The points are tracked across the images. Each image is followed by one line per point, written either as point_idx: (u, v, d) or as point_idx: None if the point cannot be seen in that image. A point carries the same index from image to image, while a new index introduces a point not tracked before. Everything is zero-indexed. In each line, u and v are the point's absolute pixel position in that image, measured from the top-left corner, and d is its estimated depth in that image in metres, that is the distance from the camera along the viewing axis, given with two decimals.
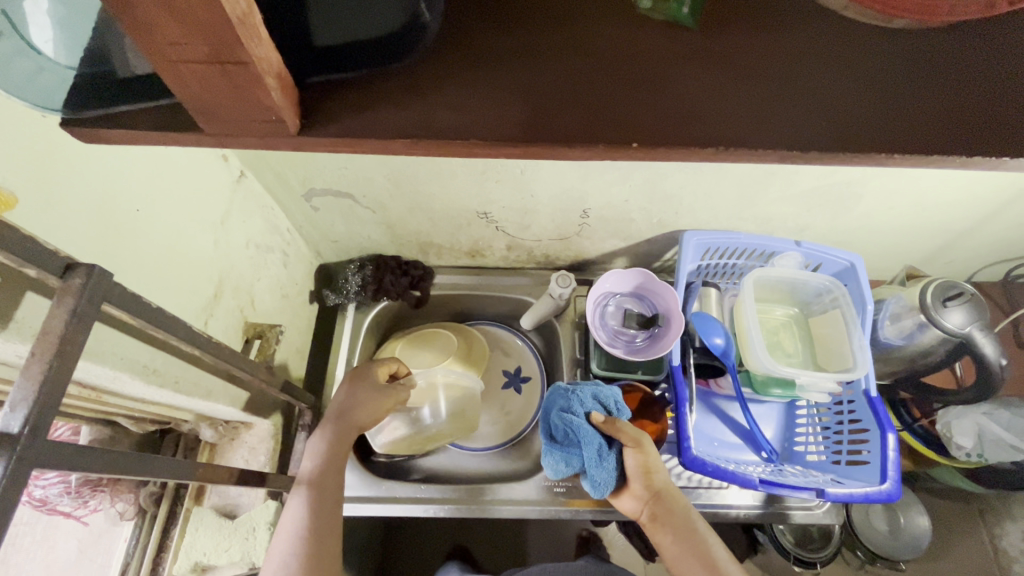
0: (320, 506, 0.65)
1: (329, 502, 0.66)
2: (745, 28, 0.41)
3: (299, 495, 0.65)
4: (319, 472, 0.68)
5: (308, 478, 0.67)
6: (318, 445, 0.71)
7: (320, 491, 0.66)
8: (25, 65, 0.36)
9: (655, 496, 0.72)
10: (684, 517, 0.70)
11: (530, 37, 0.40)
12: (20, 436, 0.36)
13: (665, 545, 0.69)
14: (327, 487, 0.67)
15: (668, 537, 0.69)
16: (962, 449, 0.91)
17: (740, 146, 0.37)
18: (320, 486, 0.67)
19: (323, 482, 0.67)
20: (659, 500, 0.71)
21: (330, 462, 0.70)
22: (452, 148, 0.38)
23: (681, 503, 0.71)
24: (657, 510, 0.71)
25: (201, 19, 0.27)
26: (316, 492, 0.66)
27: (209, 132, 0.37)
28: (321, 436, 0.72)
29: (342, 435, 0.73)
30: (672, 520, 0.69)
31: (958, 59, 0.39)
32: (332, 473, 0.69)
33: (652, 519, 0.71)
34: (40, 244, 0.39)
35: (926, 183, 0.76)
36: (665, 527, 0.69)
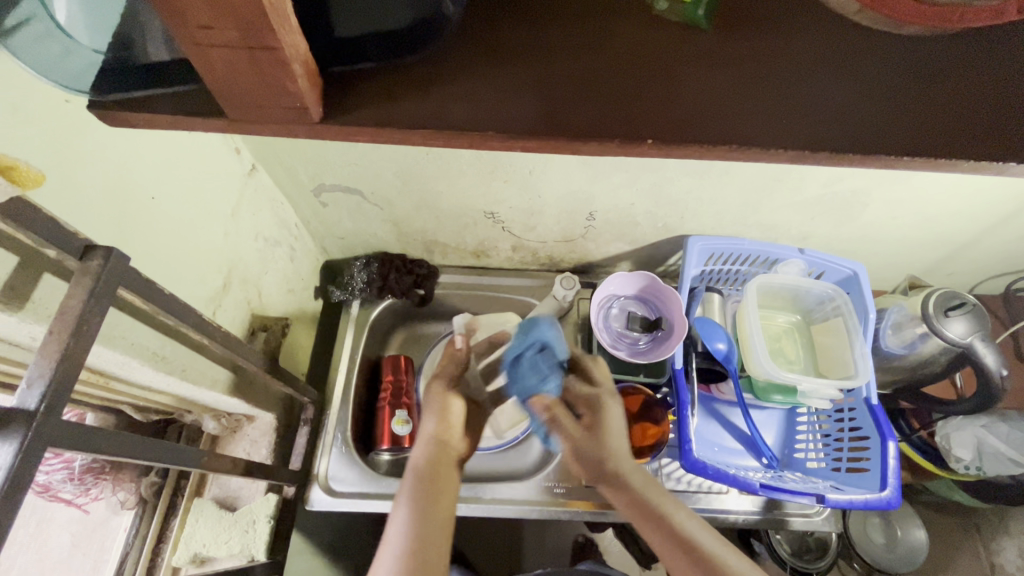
0: (423, 509, 0.60)
1: (433, 507, 0.61)
2: (758, 32, 0.42)
3: (405, 501, 0.62)
4: (423, 480, 0.64)
5: (412, 487, 0.63)
6: (421, 455, 0.67)
7: (424, 494, 0.62)
8: (52, 46, 0.36)
9: (614, 481, 0.64)
10: (662, 510, 0.61)
11: (547, 34, 0.41)
12: (37, 412, 0.37)
13: (653, 545, 0.60)
14: (433, 492, 0.63)
15: (655, 535, 0.60)
16: (961, 461, 0.91)
17: (751, 145, 0.38)
18: (425, 490, 0.62)
19: (429, 489, 0.63)
20: (635, 498, 0.63)
21: (433, 469, 0.65)
22: (469, 141, 0.39)
23: (654, 493, 0.63)
24: (635, 509, 0.62)
25: (234, 4, 0.28)
26: (420, 498, 0.62)
27: (232, 118, 0.38)
28: (421, 448, 0.68)
29: (440, 446, 0.68)
30: (653, 515, 0.61)
31: (966, 67, 0.40)
32: (438, 480, 0.64)
33: (633, 516, 0.63)
34: (61, 225, 0.40)
35: (930, 193, 0.76)
36: (650, 522, 0.61)
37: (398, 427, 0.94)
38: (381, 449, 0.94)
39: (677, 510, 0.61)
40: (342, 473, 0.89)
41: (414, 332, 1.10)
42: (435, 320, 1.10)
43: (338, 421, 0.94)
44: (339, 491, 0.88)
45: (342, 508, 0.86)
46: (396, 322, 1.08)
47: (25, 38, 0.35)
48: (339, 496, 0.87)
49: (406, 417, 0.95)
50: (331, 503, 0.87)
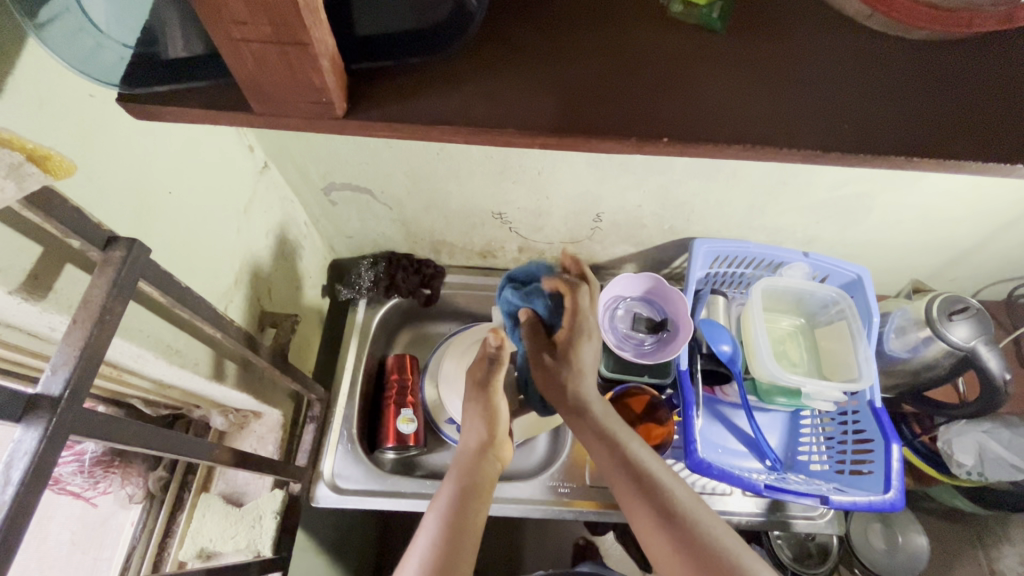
0: (457, 520, 0.61)
1: (467, 521, 0.62)
2: (770, 34, 0.42)
3: (442, 505, 0.64)
4: (462, 491, 0.65)
5: (452, 494, 0.65)
6: (464, 463, 0.69)
7: (460, 505, 0.63)
8: (85, 41, 0.38)
9: (605, 443, 0.67)
10: (657, 488, 0.62)
11: (564, 35, 0.42)
12: (61, 398, 0.38)
13: (637, 515, 0.62)
14: (469, 504, 0.64)
15: (646, 511, 0.61)
16: (962, 467, 0.91)
17: (763, 144, 0.38)
18: (462, 501, 0.64)
19: (467, 502, 0.64)
20: (631, 467, 0.64)
21: (473, 480, 0.67)
22: (486, 138, 0.40)
23: (651, 468, 0.64)
24: (628, 484, 0.64)
25: (269, 0, 0.29)
26: (457, 508, 0.63)
27: (258, 111, 0.39)
28: (467, 456, 0.71)
29: (483, 455, 0.70)
30: (647, 491, 0.62)
31: (974, 71, 0.41)
32: (477, 495, 0.65)
33: (622, 482, 0.64)
34: (85, 217, 0.41)
35: (935, 198, 0.77)
36: (641, 495, 0.62)
37: (402, 426, 0.94)
38: (386, 447, 0.94)
39: (675, 489, 0.62)
40: (348, 471, 0.90)
41: (419, 332, 1.11)
42: (441, 320, 1.11)
43: (344, 419, 0.94)
44: (344, 488, 0.88)
45: (347, 505, 0.87)
46: (402, 321, 1.09)
47: (57, 32, 0.36)
48: (343, 493, 0.88)
49: (411, 416, 0.95)
50: (336, 500, 0.87)
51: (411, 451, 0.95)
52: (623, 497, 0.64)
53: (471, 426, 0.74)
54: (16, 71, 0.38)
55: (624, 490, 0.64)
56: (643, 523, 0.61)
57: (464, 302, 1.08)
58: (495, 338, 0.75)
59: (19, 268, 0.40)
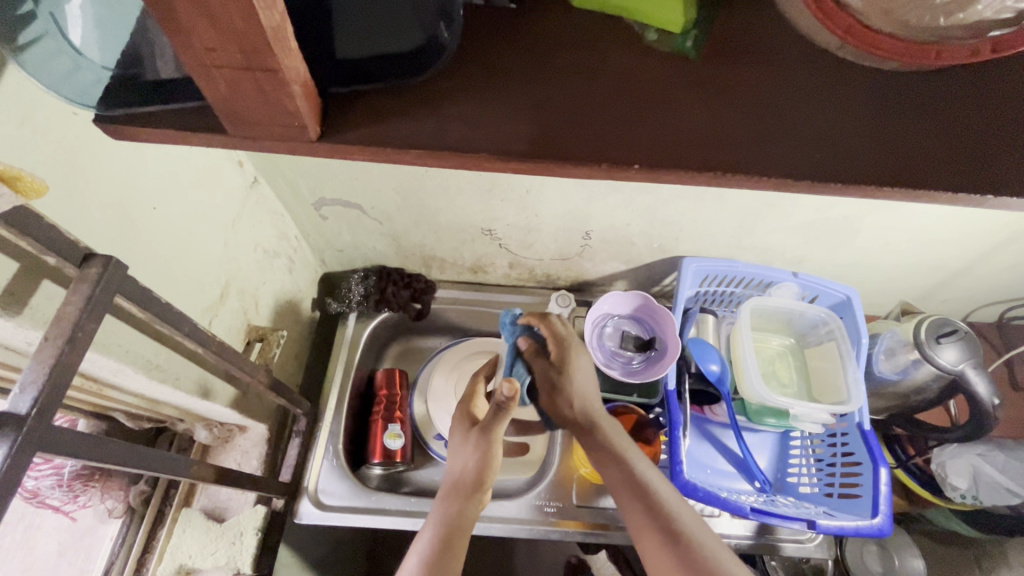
0: (436, 564, 0.61)
1: (442, 575, 0.60)
2: (743, 62, 0.43)
3: (419, 555, 0.62)
4: (441, 540, 0.63)
5: (430, 543, 0.63)
6: (449, 503, 0.67)
7: (443, 548, 0.63)
8: (64, 63, 0.38)
9: (623, 470, 0.68)
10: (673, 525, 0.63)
11: (540, 60, 0.43)
12: (28, 417, 0.38)
13: (637, 519, 0.65)
14: (446, 556, 0.62)
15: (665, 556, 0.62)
16: (956, 490, 0.89)
17: (733, 171, 0.39)
18: (444, 549, 0.63)
19: (444, 551, 0.63)
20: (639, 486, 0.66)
21: (451, 529, 0.65)
22: (460, 161, 0.40)
23: (666, 502, 0.65)
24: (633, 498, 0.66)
25: (238, 29, 0.30)
26: (435, 556, 0.62)
27: (232, 134, 0.39)
28: (449, 497, 0.68)
29: (465, 498, 0.67)
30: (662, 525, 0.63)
31: (943, 101, 0.42)
32: (455, 544, 0.64)
33: (620, 485, 0.68)
34: (61, 233, 0.41)
35: (921, 221, 0.78)
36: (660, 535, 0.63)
37: (389, 441, 0.93)
38: (373, 463, 0.93)
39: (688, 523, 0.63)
40: (333, 487, 0.89)
41: (409, 346, 1.10)
42: (431, 334, 1.10)
43: (330, 435, 0.93)
44: (327, 504, 0.87)
45: (332, 521, 0.86)
46: (391, 335, 1.09)
47: (38, 54, 0.37)
48: (327, 509, 0.87)
49: (399, 431, 0.94)
50: (320, 517, 0.86)
51: (398, 467, 0.95)
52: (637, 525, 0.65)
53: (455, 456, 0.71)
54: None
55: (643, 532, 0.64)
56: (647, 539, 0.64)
57: (454, 317, 1.08)
58: (507, 391, 0.64)
59: None
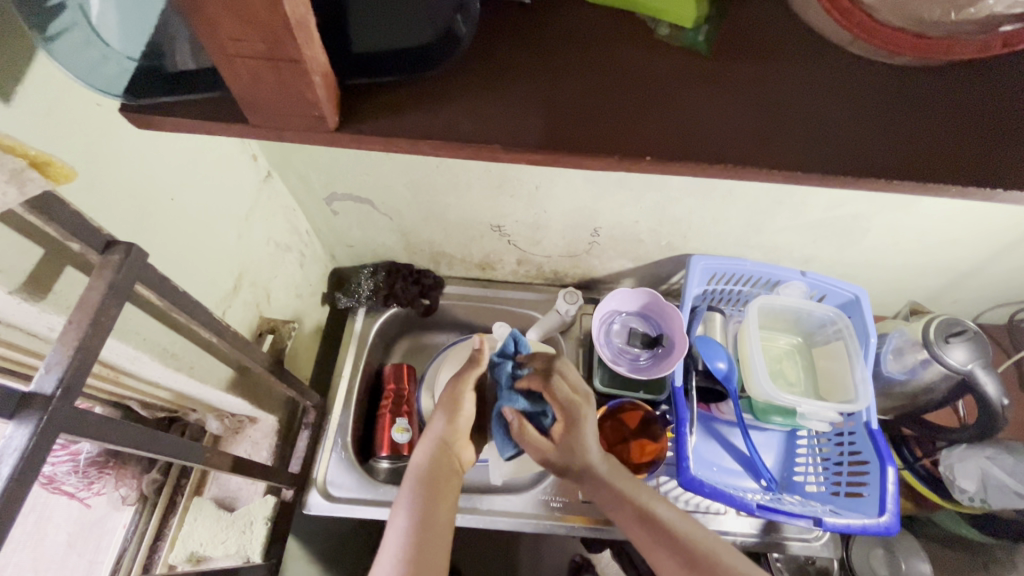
0: (425, 513, 0.61)
1: (434, 518, 0.61)
2: (754, 56, 0.44)
3: (408, 506, 0.63)
4: (426, 486, 0.65)
5: (415, 494, 0.64)
6: (428, 457, 0.69)
7: (429, 498, 0.63)
8: (92, 54, 0.38)
9: (613, 497, 0.70)
10: (667, 529, 0.66)
11: (554, 53, 0.44)
12: (53, 397, 0.39)
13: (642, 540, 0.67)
14: (433, 500, 0.63)
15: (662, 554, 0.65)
16: (964, 493, 0.87)
17: (745, 164, 0.39)
18: (428, 498, 0.63)
19: (431, 495, 0.64)
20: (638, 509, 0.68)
21: (435, 477, 0.66)
22: (475, 152, 0.41)
23: (657, 508, 0.68)
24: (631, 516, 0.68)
25: (264, 20, 0.31)
26: (421, 509, 0.62)
27: (254, 125, 0.40)
28: (428, 451, 0.69)
29: (444, 450, 0.70)
30: (658, 532, 0.66)
31: (953, 96, 0.42)
32: (440, 491, 0.65)
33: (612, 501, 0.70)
34: (85, 221, 0.42)
35: (930, 220, 0.78)
36: (653, 536, 0.66)
37: (397, 435, 0.94)
38: (381, 456, 0.94)
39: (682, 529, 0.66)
40: (340, 479, 0.89)
41: (417, 341, 1.11)
42: (438, 330, 1.11)
43: (338, 428, 0.94)
44: (335, 495, 0.88)
45: (339, 512, 0.86)
46: (400, 331, 1.09)
47: (67, 46, 0.37)
48: (335, 500, 0.88)
49: (406, 425, 0.95)
50: (328, 508, 0.87)
51: (405, 461, 0.96)
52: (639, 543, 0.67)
53: (436, 418, 0.74)
54: (25, 81, 0.39)
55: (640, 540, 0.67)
56: (658, 555, 0.65)
57: (462, 314, 1.09)
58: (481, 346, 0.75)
59: (20, 269, 0.41)
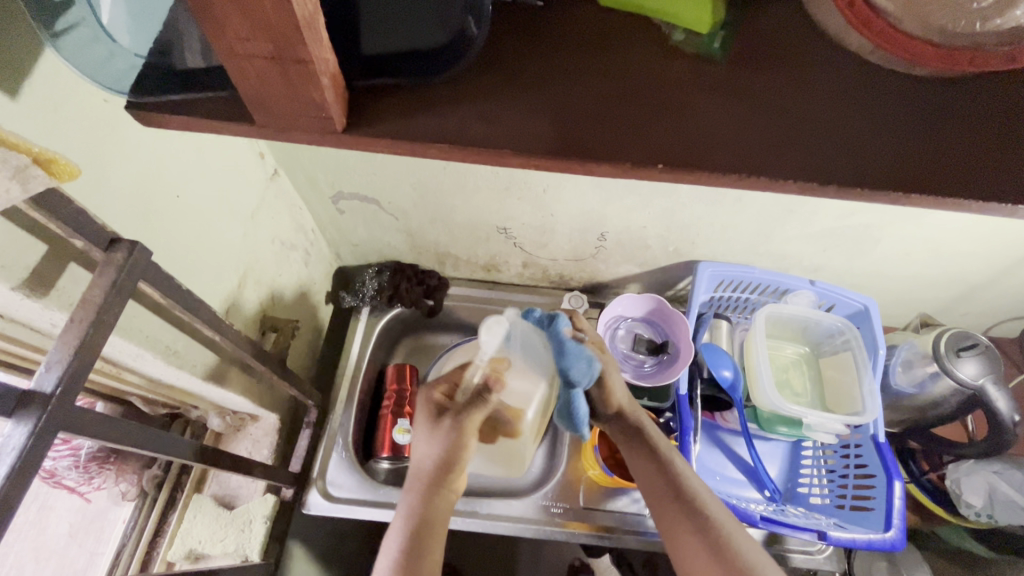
0: (413, 558, 0.55)
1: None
2: (773, 64, 0.43)
3: (395, 546, 0.56)
4: (413, 538, 0.56)
5: (404, 535, 0.57)
6: (420, 491, 0.58)
7: (417, 543, 0.56)
8: (99, 49, 0.39)
9: (648, 466, 0.67)
10: (703, 513, 0.61)
11: (568, 56, 0.43)
12: (53, 396, 0.39)
13: (676, 525, 0.62)
14: (417, 558, 0.55)
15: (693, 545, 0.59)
16: (971, 508, 0.86)
17: (759, 174, 0.38)
18: (417, 542, 0.56)
19: (416, 550, 0.56)
20: (678, 492, 0.63)
21: (422, 525, 0.57)
22: (484, 156, 0.40)
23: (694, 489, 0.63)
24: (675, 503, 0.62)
25: (272, 20, 0.30)
26: (408, 554, 0.55)
27: (261, 125, 0.40)
28: (417, 489, 0.59)
29: (433, 488, 0.58)
30: (692, 514, 0.61)
31: (975, 109, 0.41)
32: (430, 544, 0.57)
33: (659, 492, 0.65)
34: (89, 218, 0.42)
35: (943, 232, 0.76)
36: (687, 522, 0.61)
37: (398, 435, 0.94)
38: (381, 456, 0.94)
39: (722, 520, 0.60)
40: (341, 479, 0.89)
41: (420, 342, 1.11)
42: (442, 331, 1.10)
43: (340, 428, 0.94)
44: (334, 495, 0.88)
45: (339, 513, 0.86)
46: (403, 331, 1.09)
47: (73, 42, 0.37)
48: (334, 501, 0.87)
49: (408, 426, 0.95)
50: (328, 508, 0.87)
51: (406, 462, 0.96)
52: (664, 522, 0.63)
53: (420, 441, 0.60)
54: (32, 76, 0.39)
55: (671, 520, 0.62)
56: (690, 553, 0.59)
57: (466, 315, 1.08)
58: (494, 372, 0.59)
59: (22, 266, 0.41)
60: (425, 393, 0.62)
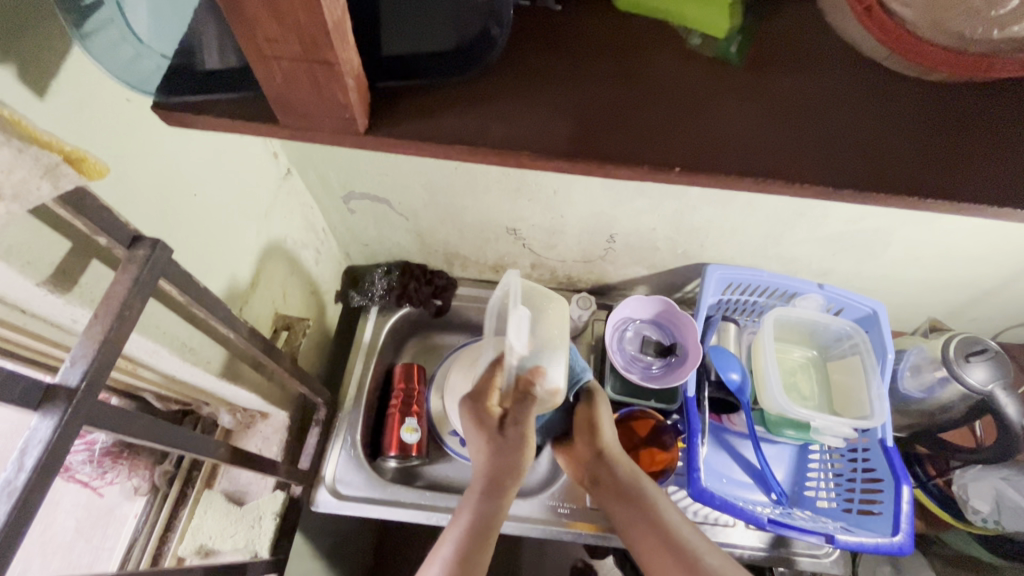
0: (466, 554, 0.61)
1: (472, 568, 0.60)
2: (788, 68, 0.43)
3: (450, 545, 0.63)
4: (474, 534, 0.63)
5: (461, 534, 0.63)
6: (476, 498, 0.67)
7: (472, 540, 0.63)
8: (127, 50, 0.39)
9: (640, 503, 0.70)
10: (684, 546, 0.65)
11: (584, 59, 0.43)
12: (77, 390, 0.39)
13: (636, 536, 0.69)
14: (477, 548, 0.62)
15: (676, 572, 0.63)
16: (977, 513, 0.86)
17: (775, 177, 0.38)
18: (473, 541, 0.63)
19: (476, 543, 0.63)
20: (664, 528, 0.67)
21: (484, 524, 0.65)
22: (502, 158, 0.40)
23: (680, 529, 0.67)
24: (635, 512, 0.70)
25: (302, 23, 0.31)
26: (463, 549, 0.62)
27: (283, 125, 0.40)
28: (480, 495, 0.68)
29: (496, 494, 0.68)
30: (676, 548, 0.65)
31: (989, 114, 0.41)
32: (488, 540, 0.64)
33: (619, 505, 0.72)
34: (114, 215, 0.42)
35: (953, 237, 0.76)
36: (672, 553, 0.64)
37: (406, 435, 0.94)
38: (389, 456, 0.95)
39: (704, 552, 0.64)
40: (349, 477, 0.90)
41: (428, 342, 1.12)
42: (450, 331, 1.11)
43: (348, 426, 0.94)
44: (343, 493, 0.88)
45: (347, 510, 0.87)
46: (411, 330, 1.10)
47: (101, 43, 0.37)
48: (343, 498, 0.88)
49: (415, 425, 0.95)
50: (336, 506, 0.87)
51: (413, 461, 0.96)
52: (649, 555, 0.67)
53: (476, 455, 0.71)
54: (59, 76, 0.40)
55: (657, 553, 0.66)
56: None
57: (473, 315, 1.09)
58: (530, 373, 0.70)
59: (48, 262, 0.42)
60: (470, 407, 0.75)
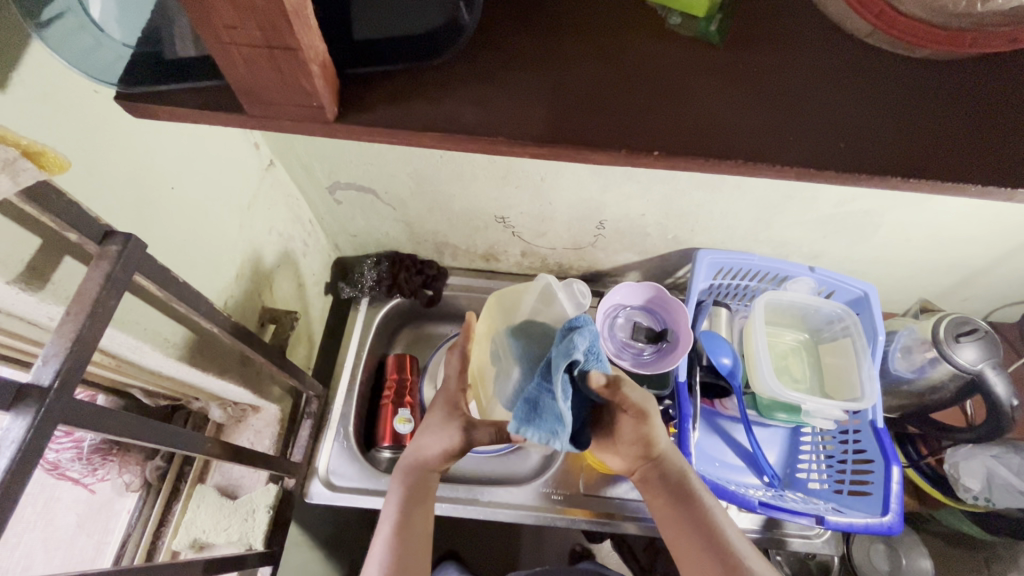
0: (407, 532, 0.64)
1: (415, 541, 0.64)
2: (771, 46, 0.42)
3: (390, 523, 0.65)
4: (407, 506, 0.66)
5: (399, 511, 0.66)
6: (410, 471, 0.69)
7: (408, 518, 0.65)
8: (85, 39, 0.38)
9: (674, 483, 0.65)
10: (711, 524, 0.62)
11: (557, 38, 0.42)
12: (50, 389, 0.39)
13: (675, 535, 0.64)
14: (411, 519, 0.65)
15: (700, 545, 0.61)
16: (969, 491, 0.86)
17: (752, 160, 0.38)
18: (411, 514, 0.66)
19: (412, 518, 0.65)
20: (686, 500, 0.64)
21: (417, 494, 0.67)
22: (477, 143, 0.40)
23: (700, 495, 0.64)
24: (682, 516, 0.63)
25: (257, 5, 0.30)
26: (401, 526, 0.64)
27: (250, 114, 0.40)
28: (413, 468, 0.69)
29: (429, 472, 0.69)
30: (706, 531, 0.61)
31: (974, 90, 0.40)
32: (423, 508, 0.67)
33: (665, 511, 0.65)
34: (84, 211, 0.41)
35: (944, 217, 0.76)
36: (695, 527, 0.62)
37: (399, 425, 0.95)
38: (383, 446, 0.95)
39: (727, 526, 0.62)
40: (342, 468, 0.90)
41: (420, 332, 1.11)
42: (443, 321, 1.11)
43: (340, 418, 0.94)
44: (334, 483, 0.88)
45: (342, 501, 0.86)
46: (403, 321, 1.09)
47: (59, 31, 0.37)
48: (335, 488, 0.88)
49: (408, 416, 0.96)
50: (330, 497, 0.87)
51: (407, 451, 0.96)
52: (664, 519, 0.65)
53: (424, 434, 0.70)
54: (20, 66, 0.39)
55: (672, 519, 0.64)
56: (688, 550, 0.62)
57: (465, 304, 1.08)
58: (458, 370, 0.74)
59: (18, 259, 0.41)
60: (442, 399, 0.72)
